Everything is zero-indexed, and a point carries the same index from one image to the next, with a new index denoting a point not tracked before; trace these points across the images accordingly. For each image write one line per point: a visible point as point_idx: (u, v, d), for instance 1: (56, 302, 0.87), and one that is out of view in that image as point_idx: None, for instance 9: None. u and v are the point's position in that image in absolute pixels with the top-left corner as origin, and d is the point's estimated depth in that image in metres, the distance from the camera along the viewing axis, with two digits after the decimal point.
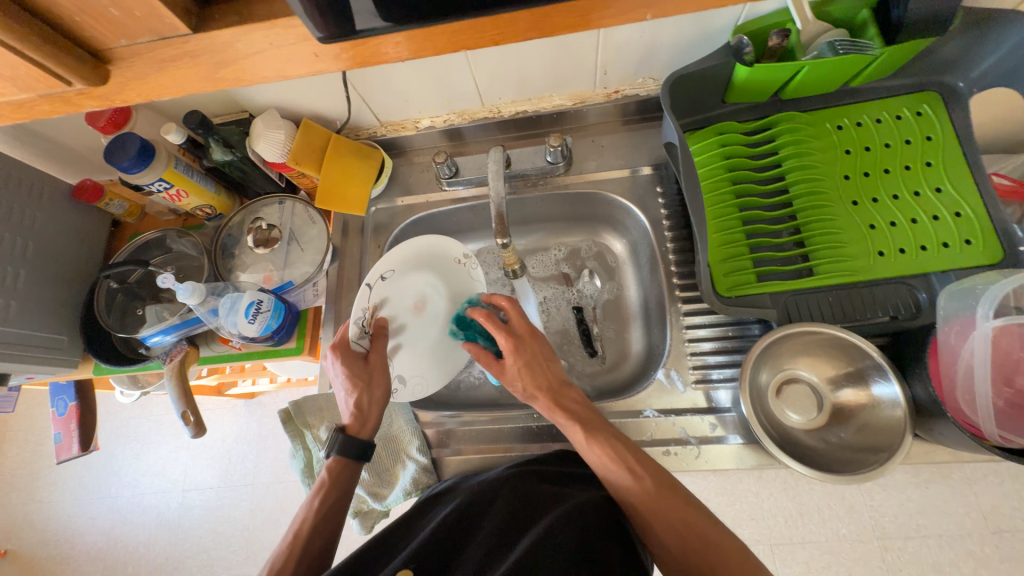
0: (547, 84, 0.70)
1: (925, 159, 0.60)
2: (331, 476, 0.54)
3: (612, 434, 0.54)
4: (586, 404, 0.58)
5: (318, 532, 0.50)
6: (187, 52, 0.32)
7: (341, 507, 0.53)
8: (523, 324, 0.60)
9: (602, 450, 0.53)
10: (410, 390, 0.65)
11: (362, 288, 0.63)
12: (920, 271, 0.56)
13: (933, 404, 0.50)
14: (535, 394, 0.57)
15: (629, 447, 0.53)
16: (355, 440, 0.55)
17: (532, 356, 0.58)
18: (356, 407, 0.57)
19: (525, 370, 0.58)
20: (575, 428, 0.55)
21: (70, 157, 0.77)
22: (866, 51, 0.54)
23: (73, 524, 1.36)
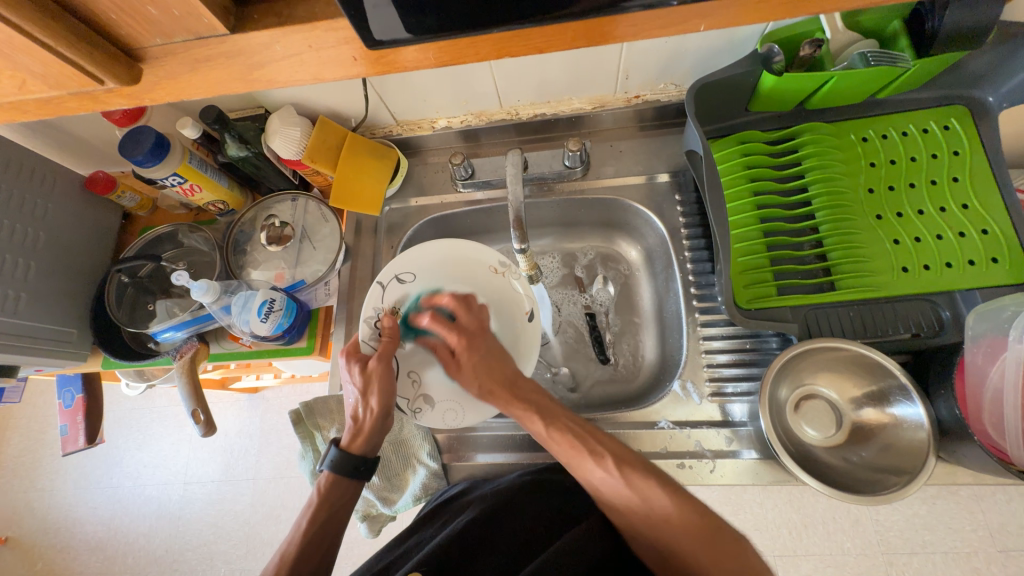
0: (567, 87, 0.69)
1: (952, 174, 0.59)
2: (325, 493, 0.53)
3: (572, 418, 0.52)
4: (547, 397, 0.55)
5: (308, 553, 0.50)
6: (223, 52, 0.30)
7: (332, 528, 0.52)
8: (474, 319, 0.59)
9: (562, 437, 0.51)
10: (440, 414, 0.59)
11: (374, 286, 0.62)
12: (945, 288, 0.55)
13: (956, 424, 0.50)
14: (490, 388, 0.56)
15: (591, 430, 0.51)
16: (347, 455, 0.54)
17: (482, 351, 0.57)
18: (354, 417, 0.55)
19: (479, 363, 0.57)
20: (532, 417, 0.53)
21: (82, 148, 0.76)
22: (900, 63, 0.53)
23: (73, 514, 1.36)
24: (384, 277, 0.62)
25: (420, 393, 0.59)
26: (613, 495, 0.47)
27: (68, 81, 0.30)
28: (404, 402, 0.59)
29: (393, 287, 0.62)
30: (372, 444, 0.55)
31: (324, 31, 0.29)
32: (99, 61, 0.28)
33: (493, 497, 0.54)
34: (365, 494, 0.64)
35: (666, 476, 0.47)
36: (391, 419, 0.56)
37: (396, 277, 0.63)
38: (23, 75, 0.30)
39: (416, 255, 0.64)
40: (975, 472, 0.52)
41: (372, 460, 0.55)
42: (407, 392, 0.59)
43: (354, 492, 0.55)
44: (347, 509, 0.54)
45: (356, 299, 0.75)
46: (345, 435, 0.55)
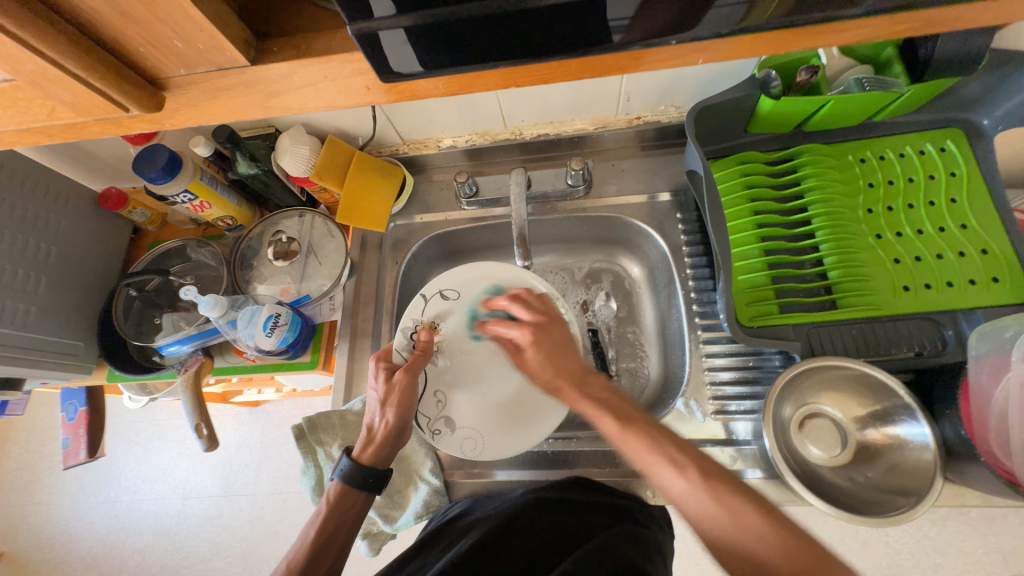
0: (570, 108, 0.71)
1: (950, 196, 0.60)
2: (334, 503, 0.53)
3: (648, 421, 0.48)
4: (620, 396, 0.52)
5: (317, 562, 0.49)
6: (242, 82, 0.31)
7: (341, 539, 0.51)
8: (537, 312, 0.60)
9: (636, 440, 0.46)
10: (459, 440, 0.60)
11: (418, 297, 0.66)
12: (946, 307, 0.55)
13: (962, 445, 0.50)
14: (561, 383, 0.54)
15: (667, 436, 0.46)
16: (359, 464, 0.54)
17: (557, 335, 0.58)
18: (371, 425, 0.56)
19: (550, 352, 0.57)
20: (605, 416, 0.49)
21: (97, 165, 0.78)
22: (894, 89, 0.54)
23: (70, 528, 1.35)
24: (428, 290, 0.67)
25: (443, 414, 0.61)
26: (703, 515, 0.40)
27: (94, 109, 0.31)
28: (425, 422, 0.60)
29: (435, 301, 0.67)
30: (384, 456, 0.55)
31: (339, 63, 0.30)
32: (126, 92, 0.30)
33: (497, 517, 0.54)
34: (366, 512, 0.63)
35: (761, 498, 0.40)
36: (404, 435, 0.56)
37: (440, 293, 0.67)
38: (53, 103, 0.31)
39: (461, 273, 0.68)
40: (985, 494, 0.51)
41: (381, 473, 0.54)
42: (430, 412, 0.61)
43: (363, 506, 0.54)
44: (355, 522, 0.53)
45: (361, 315, 0.75)
46: (359, 444, 0.55)
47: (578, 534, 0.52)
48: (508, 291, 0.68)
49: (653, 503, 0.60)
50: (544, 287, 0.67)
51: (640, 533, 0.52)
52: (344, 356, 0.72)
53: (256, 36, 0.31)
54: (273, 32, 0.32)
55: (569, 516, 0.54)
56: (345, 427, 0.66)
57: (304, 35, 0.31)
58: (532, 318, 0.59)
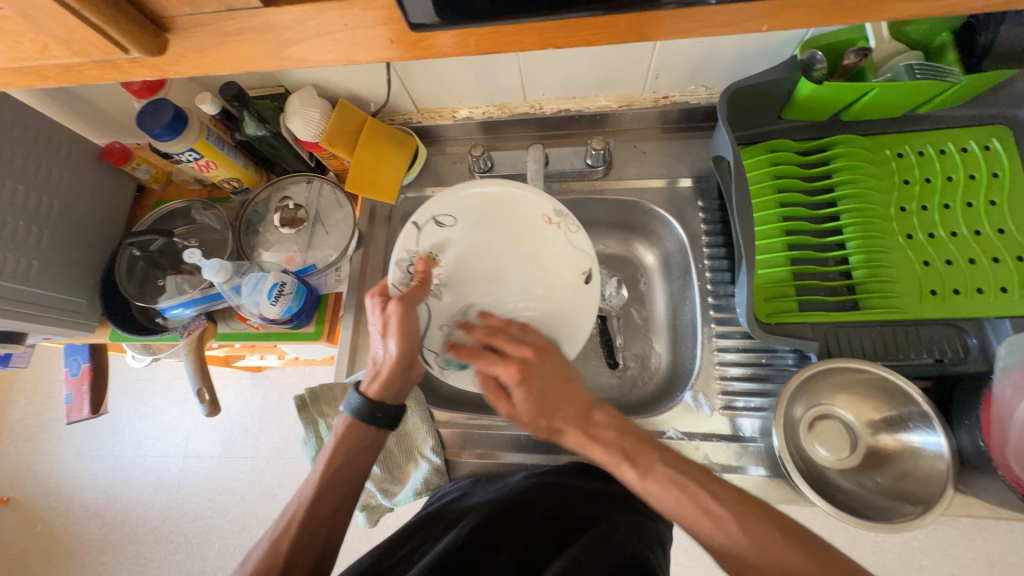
0: (594, 83, 0.68)
1: (991, 198, 0.57)
2: (344, 436, 0.52)
3: (667, 462, 0.46)
4: (627, 429, 0.49)
5: (330, 491, 0.51)
6: (253, 27, 0.29)
7: (350, 471, 0.52)
8: (528, 336, 0.55)
9: (661, 488, 0.45)
10: (473, 370, 0.60)
11: (409, 227, 0.58)
12: (974, 314, 0.53)
13: (980, 456, 0.49)
14: (562, 425, 0.51)
15: (695, 479, 0.44)
16: (367, 399, 0.53)
17: (550, 367, 0.53)
18: (377, 359, 0.54)
19: (549, 380, 0.52)
20: (619, 462, 0.47)
21: (99, 117, 0.75)
22: (948, 78, 0.50)
23: (74, 479, 1.38)
24: (421, 217, 0.59)
25: (451, 349, 0.60)
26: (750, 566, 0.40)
27: (91, 48, 0.29)
28: (433, 356, 0.59)
29: (430, 231, 0.59)
30: (392, 392, 0.54)
31: (361, 10, 0.28)
32: (128, 33, 0.28)
33: (499, 499, 0.53)
34: (365, 484, 0.63)
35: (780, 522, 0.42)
36: (411, 368, 0.54)
37: (434, 219, 0.59)
38: (47, 40, 0.29)
39: (455, 196, 0.59)
40: (994, 506, 0.50)
41: (390, 409, 0.53)
42: (437, 347, 0.59)
43: (374, 439, 0.53)
44: (368, 453, 0.53)
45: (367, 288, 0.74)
46: (367, 379, 0.54)
47: (580, 521, 0.52)
48: (512, 211, 0.61)
49: (653, 493, 0.59)
50: (557, 208, 0.60)
51: (641, 524, 0.52)
52: (348, 329, 0.71)
53: None
54: None
55: (572, 503, 0.53)
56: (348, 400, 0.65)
57: None
58: (521, 353, 0.53)
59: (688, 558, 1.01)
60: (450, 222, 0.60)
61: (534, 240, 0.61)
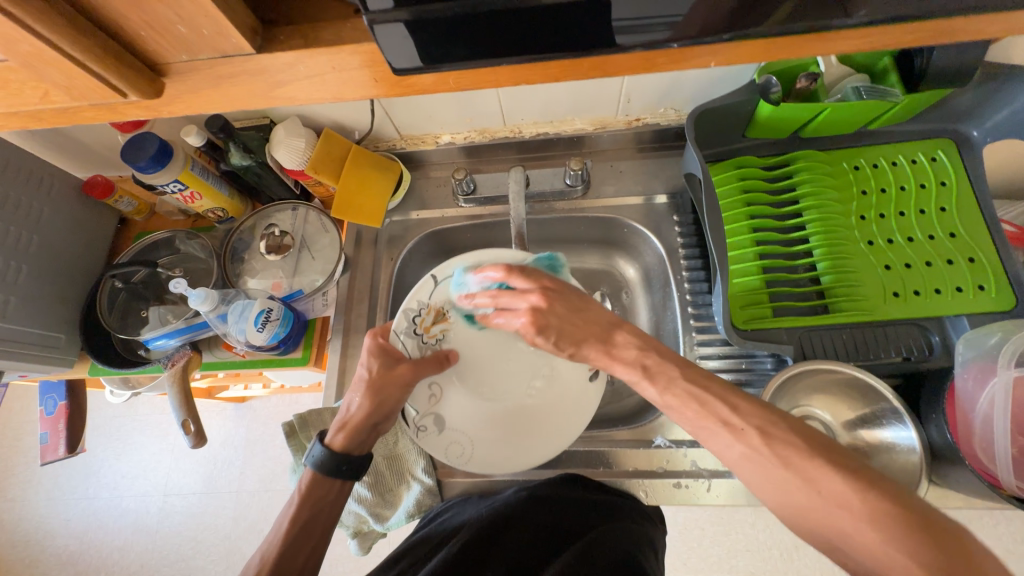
0: (570, 108, 0.71)
1: (940, 205, 0.61)
2: (307, 491, 0.52)
3: (688, 377, 0.44)
4: (651, 345, 0.48)
5: (293, 552, 0.49)
6: (246, 70, 0.31)
7: (315, 527, 0.51)
8: (534, 278, 0.56)
9: (680, 402, 0.44)
10: (445, 443, 0.59)
11: (427, 278, 0.63)
12: (935, 314, 0.57)
13: (949, 449, 0.52)
14: (586, 349, 0.51)
15: (716, 394, 0.42)
16: (331, 451, 0.53)
17: (562, 306, 0.54)
18: (346, 410, 0.55)
19: (564, 321, 0.52)
20: (640, 381, 0.47)
21: (81, 152, 0.76)
22: (888, 98, 0.55)
23: (45, 525, 1.31)
24: (439, 272, 0.64)
25: (433, 411, 0.60)
26: None
27: (89, 93, 0.30)
28: (416, 413, 0.59)
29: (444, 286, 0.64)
30: (358, 443, 0.54)
31: (349, 54, 0.30)
32: (127, 78, 0.29)
33: (492, 514, 0.53)
34: (357, 510, 0.62)
35: None
36: (382, 422, 0.55)
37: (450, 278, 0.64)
38: (46, 86, 0.30)
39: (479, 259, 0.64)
40: (967, 496, 0.53)
41: (355, 460, 0.53)
42: (421, 406, 0.60)
43: (339, 492, 0.54)
44: (332, 508, 0.53)
45: (355, 312, 0.74)
46: (332, 429, 0.55)
47: (572, 529, 0.53)
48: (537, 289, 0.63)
49: (647, 502, 0.60)
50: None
51: (632, 529, 0.53)
52: (336, 353, 0.71)
53: (262, 24, 0.31)
54: (281, 21, 0.31)
55: (564, 512, 0.54)
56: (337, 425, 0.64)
57: (313, 24, 0.31)
58: (531, 301, 0.54)
59: (685, 571, 1.00)
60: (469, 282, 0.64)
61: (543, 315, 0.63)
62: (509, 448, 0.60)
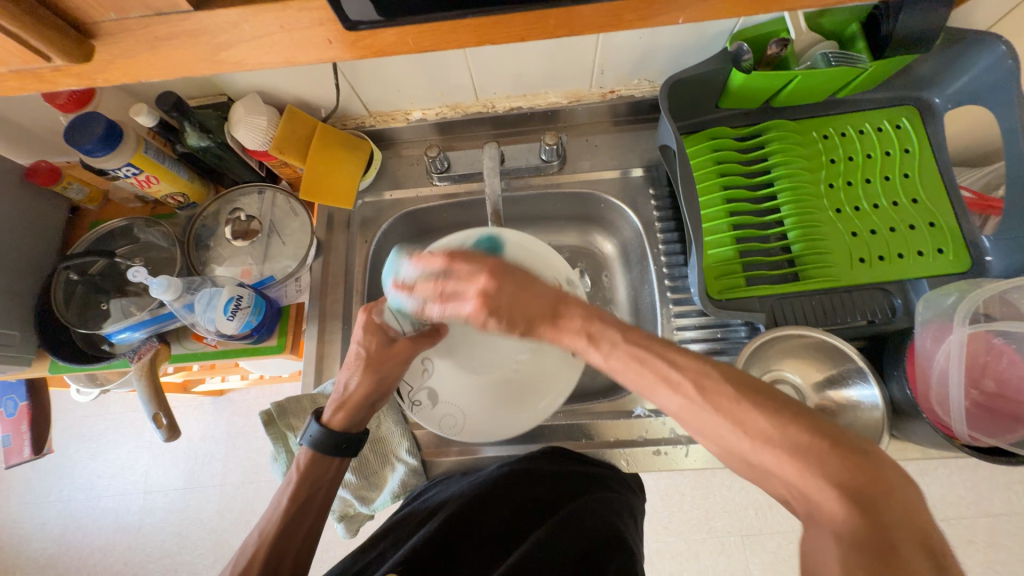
0: (543, 81, 0.70)
1: (903, 171, 0.63)
2: (305, 469, 0.52)
3: (629, 338, 0.42)
4: (595, 312, 0.45)
5: (294, 529, 0.50)
6: (186, 31, 0.28)
7: (314, 502, 0.51)
8: (479, 260, 0.49)
9: (623, 365, 0.42)
10: (438, 416, 0.59)
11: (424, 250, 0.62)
12: (898, 277, 0.59)
13: (909, 405, 0.53)
14: (536, 327, 0.47)
15: (655, 352, 0.41)
16: (331, 430, 0.53)
17: (512, 284, 0.47)
18: (343, 388, 0.54)
19: (515, 304, 0.46)
20: (586, 347, 0.44)
21: (22, 135, 0.71)
22: (856, 64, 0.55)
23: (19, 529, 1.27)
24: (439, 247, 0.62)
25: (425, 385, 0.60)
26: None
27: (9, 57, 0.27)
28: (408, 390, 0.60)
29: None
30: (356, 421, 0.54)
31: (297, 12, 0.28)
32: (52, 42, 0.27)
33: (473, 491, 0.54)
34: (342, 493, 0.62)
35: None
36: (379, 400, 0.55)
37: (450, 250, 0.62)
38: None
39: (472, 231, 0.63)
40: (923, 447, 0.56)
41: (354, 437, 0.54)
42: (414, 380, 0.60)
43: (338, 469, 0.54)
44: (329, 486, 0.53)
45: (330, 296, 0.72)
46: (329, 408, 0.54)
47: (553, 501, 0.54)
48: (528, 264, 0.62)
49: (627, 470, 0.62)
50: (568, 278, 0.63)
51: (612, 499, 0.54)
52: (312, 339, 0.69)
53: None
54: None
55: (546, 484, 0.55)
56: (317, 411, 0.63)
57: None
58: (477, 285, 0.47)
59: (667, 534, 1.05)
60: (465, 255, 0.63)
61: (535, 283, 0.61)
62: (501, 418, 0.60)
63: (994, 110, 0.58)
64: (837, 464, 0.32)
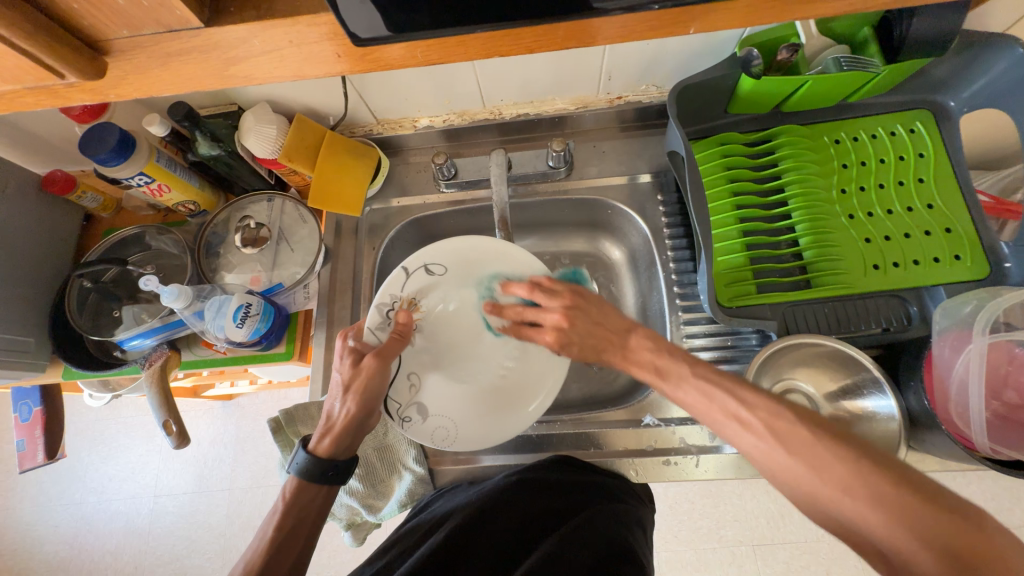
0: (550, 87, 0.70)
1: (918, 176, 0.62)
2: (291, 498, 0.51)
3: (700, 374, 0.44)
4: (666, 346, 0.48)
5: (275, 561, 0.48)
6: (196, 47, 0.29)
7: (300, 534, 0.50)
8: (558, 295, 0.55)
9: (691, 399, 0.44)
10: (430, 429, 0.59)
11: (398, 271, 0.61)
12: (914, 284, 0.58)
13: (926, 415, 0.52)
14: (610, 358, 0.52)
15: (726, 388, 0.42)
16: (316, 457, 0.52)
17: (583, 322, 0.53)
18: (330, 414, 0.54)
19: (585, 337, 0.53)
20: (654, 381, 0.47)
21: (38, 144, 0.72)
22: (868, 68, 0.55)
23: (33, 532, 1.28)
24: (411, 262, 0.62)
25: (414, 400, 0.59)
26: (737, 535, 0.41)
27: (24, 74, 0.28)
28: (396, 407, 0.58)
29: (419, 276, 0.62)
30: (345, 447, 0.53)
31: (305, 26, 0.28)
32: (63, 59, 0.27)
33: (479, 501, 0.53)
34: (349, 502, 0.62)
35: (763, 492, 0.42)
36: (367, 423, 0.54)
37: (425, 266, 0.63)
38: None
39: (447, 244, 0.63)
40: (942, 459, 0.54)
41: (341, 464, 0.53)
42: (402, 397, 0.59)
43: (326, 497, 0.53)
44: (317, 514, 0.52)
45: (338, 303, 0.73)
46: (316, 435, 0.53)
47: (560, 512, 0.53)
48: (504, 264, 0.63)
49: (636, 481, 0.61)
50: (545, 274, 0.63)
51: (621, 510, 0.54)
52: (320, 346, 0.69)
53: None
54: None
55: (554, 493, 0.54)
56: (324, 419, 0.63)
57: None
58: (553, 318, 0.55)
59: (676, 542, 1.03)
60: (441, 271, 0.63)
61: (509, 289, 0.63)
62: (491, 425, 0.60)
63: (1011, 113, 0.57)
64: (911, 504, 0.32)
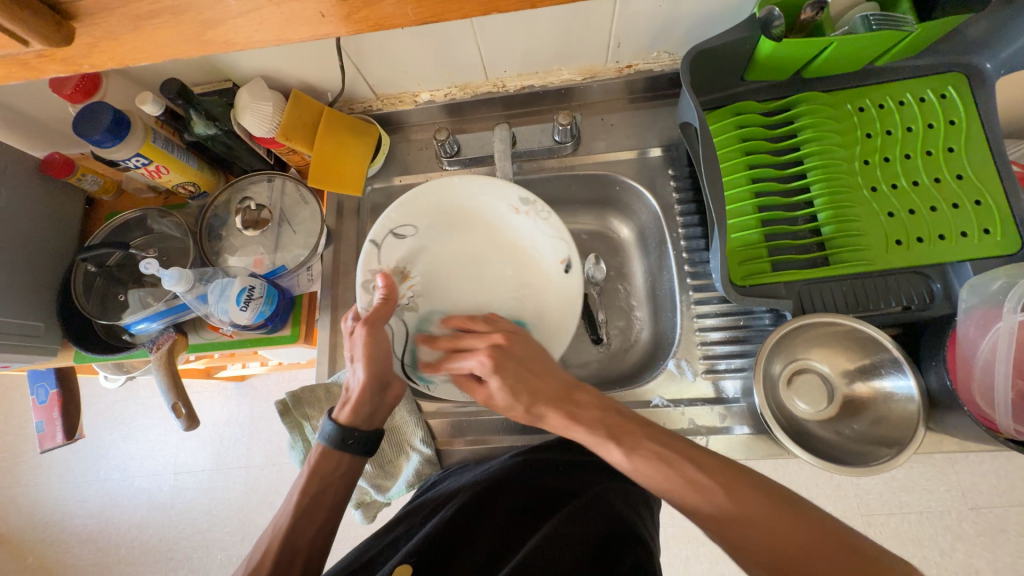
0: (555, 56, 0.66)
1: (948, 145, 0.58)
2: (316, 465, 0.52)
3: (652, 438, 0.47)
4: (609, 406, 0.50)
5: (299, 529, 0.50)
6: (168, 8, 0.28)
7: (323, 504, 0.51)
8: (496, 326, 0.57)
9: (647, 465, 0.45)
10: (460, 383, 0.60)
11: (369, 246, 0.60)
12: (938, 260, 0.55)
13: (948, 395, 0.51)
14: (543, 408, 0.51)
15: (681, 454, 0.45)
16: (339, 425, 0.53)
17: (514, 360, 0.53)
18: (349, 385, 0.54)
19: (520, 379, 0.52)
20: (606, 444, 0.47)
21: (34, 126, 0.71)
22: (902, 26, 0.50)
23: (62, 507, 1.34)
24: (379, 235, 0.60)
25: None
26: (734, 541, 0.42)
27: None
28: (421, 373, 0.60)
29: (391, 244, 0.61)
30: (365, 416, 0.54)
31: None
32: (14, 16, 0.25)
33: (483, 481, 0.53)
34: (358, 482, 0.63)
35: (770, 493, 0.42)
36: (382, 392, 0.54)
37: (394, 233, 0.61)
38: None
39: (408, 203, 0.61)
40: (961, 439, 0.53)
41: (362, 433, 0.53)
42: (422, 364, 0.60)
43: (349, 467, 0.53)
44: (340, 485, 0.53)
45: (342, 285, 0.72)
46: (338, 405, 0.54)
47: (566, 492, 0.53)
48: (473, 200, 0.64)
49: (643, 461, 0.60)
50: (522, 197, 0.62)
51: (628, 492, 0.53)
52: (325, 329, 0.69)
53: None
54: None
55: (560, 474, 0.54)
56: (332, 399, 0.64)
57: None
58: (490, 340, 0.55)
59: (684, 518, 1.04)
60: (410, 231, 0.62)
61: (493, 224, 0.64)
62: None
63: None
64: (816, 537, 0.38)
